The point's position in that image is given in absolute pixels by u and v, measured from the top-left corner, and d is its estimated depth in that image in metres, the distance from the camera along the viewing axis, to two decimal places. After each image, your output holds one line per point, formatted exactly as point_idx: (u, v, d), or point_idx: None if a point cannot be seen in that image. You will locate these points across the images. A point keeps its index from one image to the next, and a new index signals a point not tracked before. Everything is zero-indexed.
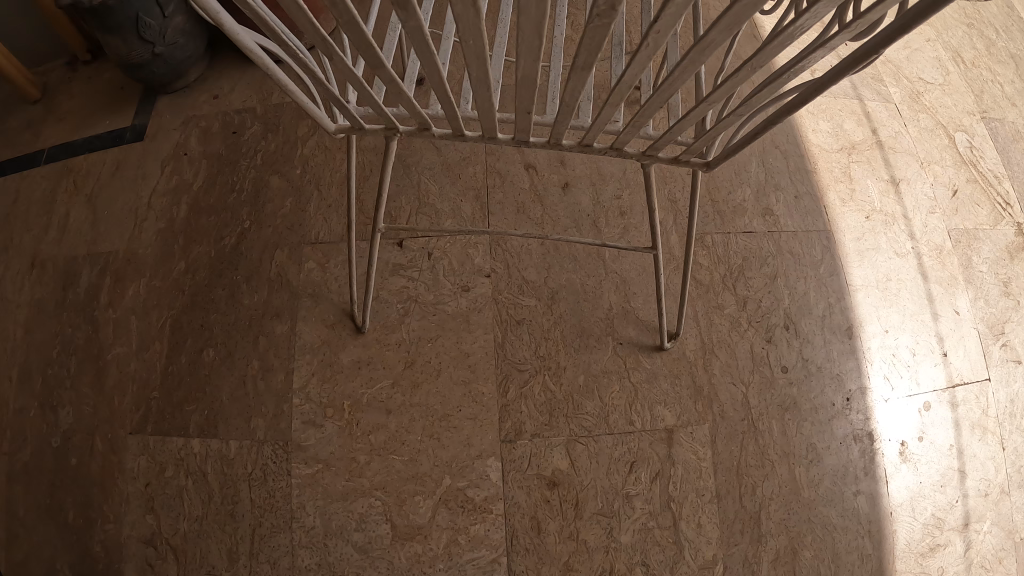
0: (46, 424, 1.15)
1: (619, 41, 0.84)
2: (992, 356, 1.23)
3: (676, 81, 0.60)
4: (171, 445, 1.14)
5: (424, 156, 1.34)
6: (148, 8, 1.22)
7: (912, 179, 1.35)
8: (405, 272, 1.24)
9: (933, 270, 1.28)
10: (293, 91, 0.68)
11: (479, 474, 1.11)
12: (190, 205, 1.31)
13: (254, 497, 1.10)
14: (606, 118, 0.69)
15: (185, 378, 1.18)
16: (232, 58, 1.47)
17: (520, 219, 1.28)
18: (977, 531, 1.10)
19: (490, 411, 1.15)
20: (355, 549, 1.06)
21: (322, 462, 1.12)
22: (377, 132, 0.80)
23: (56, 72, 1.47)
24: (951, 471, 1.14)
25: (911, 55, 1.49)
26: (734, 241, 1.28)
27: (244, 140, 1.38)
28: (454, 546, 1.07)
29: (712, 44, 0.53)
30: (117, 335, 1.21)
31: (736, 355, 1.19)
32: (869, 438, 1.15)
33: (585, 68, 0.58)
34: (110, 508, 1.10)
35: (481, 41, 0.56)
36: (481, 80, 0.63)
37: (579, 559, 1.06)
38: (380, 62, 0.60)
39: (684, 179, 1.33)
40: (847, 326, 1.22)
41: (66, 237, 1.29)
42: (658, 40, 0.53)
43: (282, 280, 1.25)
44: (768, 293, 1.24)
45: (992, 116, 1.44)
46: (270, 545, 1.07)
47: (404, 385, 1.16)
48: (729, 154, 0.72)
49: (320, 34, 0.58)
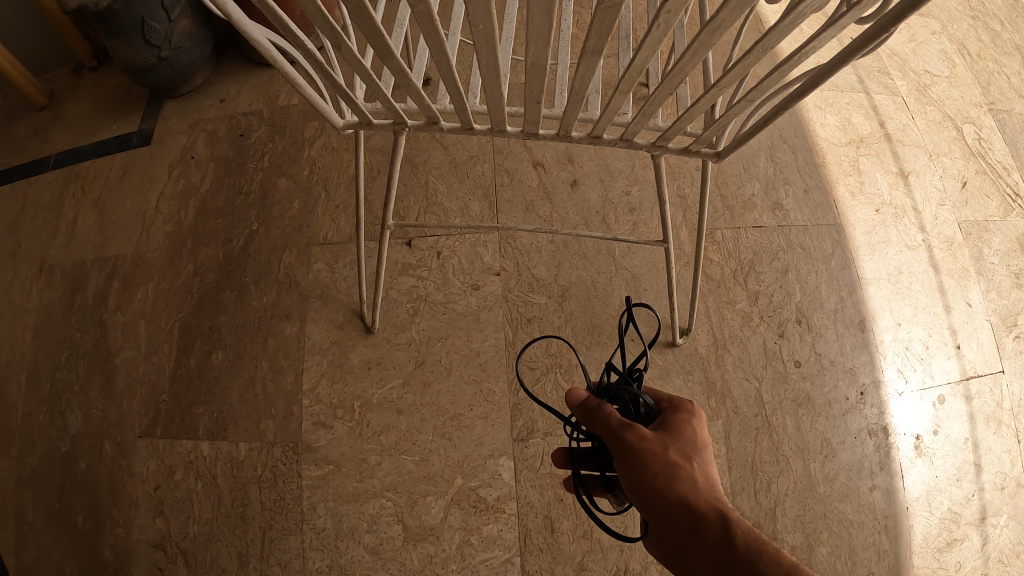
0: (55, 429, 1.15)
1: (627, 34, 0.83)
2: (1005, 349, 1.22)
3: (687, 65, 0.59)
4: (181, 448, 1.13)
5: (432, 155, 1.34)
6: (153, 12, 1.21)
7: (922, 171, 1.35)
8: (414, 272, 1.24)
9: (944, 263, 1.27)
10: (302, 86, 0.66)
11: (492, 473, 1.10)
12: (198, 208, 1.31)
13: (264, 499, 1.09)
14: (616, 108, 0.68)
15: (194, 381, 1.17)
16: (238, 62, 1.47)
17: (529, 217, 1.28)
18: (993, 525, 1.09)
19: (502, 410, 1.14)
20: (366, 551, 1.05)
21: (332, 463, 1.11)
22: (386, 127, 0.78)
23: (63, 79, 1.47)
24: (966, 465, 1.13)
25: (916, 48, 1.49)
26: (744, 236, 1.28)
27: (251, 142, 1.38)
28: (467, 547, 1.06)
29: (724, 24, 0.52)
30: (126, 339, 1.21)
31: (749, 350, 1.18)
32: (883, 432, 1.14)
33: (596, 53, 0.58)
34: (120, 512, 1.09)
35: (490, 26, 0.55)
36: (490, 70, 0.62)
37: (593, 559, 1.05)
38: (389, 51, 0.59)
39: (692, 173, 1.33)
40: (859, 319, 1.21)
41: (74, 242, 1.29)
42: (667, 21, 0.52)
43: (290, 281, 1.25)
44: (779, 287, 1.23)
45: (1000, 107, 1.44)
46: (280, 549, 1.06)
47: (414, 385, 1.16)
48: (740, 142, 0.70)
49: (330, 23, 0.57)
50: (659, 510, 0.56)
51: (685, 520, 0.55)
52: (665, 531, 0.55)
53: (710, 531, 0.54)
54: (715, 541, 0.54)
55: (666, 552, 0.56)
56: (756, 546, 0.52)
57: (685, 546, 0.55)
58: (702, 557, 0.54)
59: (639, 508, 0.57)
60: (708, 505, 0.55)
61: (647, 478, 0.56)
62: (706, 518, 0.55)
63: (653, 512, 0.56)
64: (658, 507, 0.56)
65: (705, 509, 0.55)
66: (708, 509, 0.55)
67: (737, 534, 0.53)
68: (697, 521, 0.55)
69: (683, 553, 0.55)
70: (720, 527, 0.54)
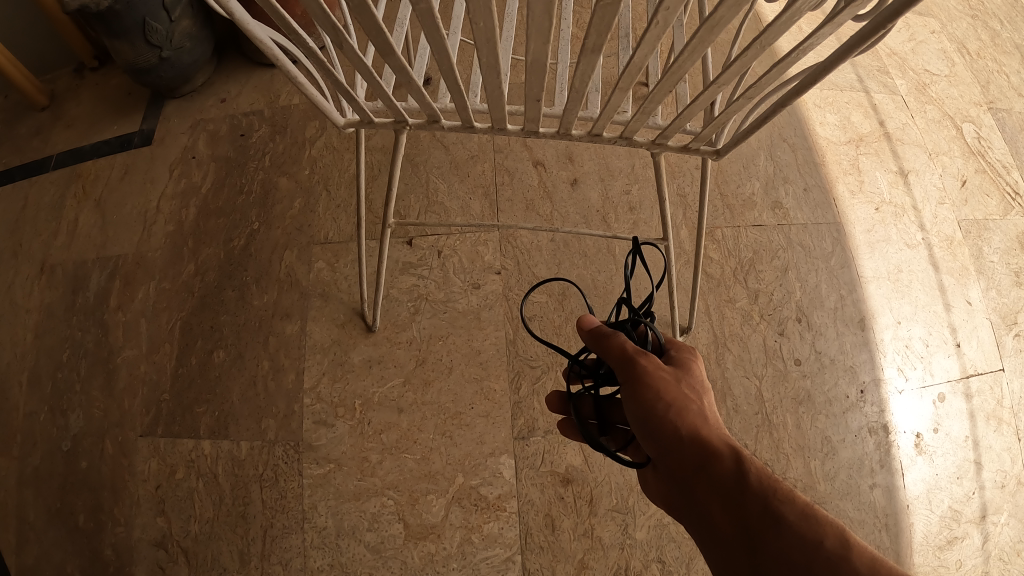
0: (57, 429, 1.15)
1: (627, 32, 0.84)
2: (1005, 347, 1.22)
3: (685, 62, 0.59)
4: (182, 447, 1.13)
5: (433, 155, 1.34)
6: (154, 12, 1.21)
7: (921, 170, 1.35)
8: (415, 270, 1.24)
9: (944, 262, 1.27)
10: (303, 84, 0.66)
11: (493, 471, 1.10)
12: (199, 208, 1.32)
13: (265, 497, 1.09)
14: (616, 105, 0.69)
15: (196, 380, 1.18)
16: (238, 62, 1.48)
17: (529, 215, 1.28)
18: (994, 523, 1.09)
19: (503, 408, 1.15)
20: (367, 549, 1.05)
21: (333, 461, 1.11)
22: (387, 125, 0.78)
23: (64, 79, 1.47)
24: (966, 463, 1.13)
25: (916, 47, 1.49)
26: (744, 235, 1.28)
27: (252, 142, 1.38)
28: (468, 545, 1.06)
29: (722, 21, 0.53)
30: (127, 338, 1.21)
31: (749, 348, 1.19)
32: (884, 430, 1.14)
33: (596, 50, 0.58)
34: (121, 511, 1.09)
35: (491, 23, 0.55)
36: (491, 68, 0.62)
37: (594, 557, 1.05)
38: (390, 48, 0.59)
39: (692, 172, 1.33)
40: (859, 318, 1.22)
41: (75, 242, 1.29)
42: (666, 18, 0.53)
43: (291, 280, 1.25)
44: (779, 286, 1.24)
45: (999, 106, 1.44)
46: (281, 547, 1.06)
47: (415, 383, 1.16)
48: (739, 139, 0.70)
49: (332, 21, 0.57)
50: (665, 440, 0.53)
51: (694, 453, 0.52)
52: (671, 463, 0.53)
53: (719, 465, 0.50)
54: (725, 475, 0.50)
55: (673, 488, 0.53)
56: (769, 483, 0.48)
57: (693, 479, 0.51)
58: (711, 492, 0.50)
59: (645, 440, 0.55)
60: (719, 440, 0.52)
61: (653, 404, 0.54)
62: (717, 453, 0.51)
63: (658, 442, 0.54)
64: (664, 437, 0.53)
65: (715, 442, 0.52)
66: (717, 440, 0.52)
67: (748, 469, 0.49)
68: (705, 455, 0.51)
69: (690, 487, 0.52)
70: (733, 464, 0.50)
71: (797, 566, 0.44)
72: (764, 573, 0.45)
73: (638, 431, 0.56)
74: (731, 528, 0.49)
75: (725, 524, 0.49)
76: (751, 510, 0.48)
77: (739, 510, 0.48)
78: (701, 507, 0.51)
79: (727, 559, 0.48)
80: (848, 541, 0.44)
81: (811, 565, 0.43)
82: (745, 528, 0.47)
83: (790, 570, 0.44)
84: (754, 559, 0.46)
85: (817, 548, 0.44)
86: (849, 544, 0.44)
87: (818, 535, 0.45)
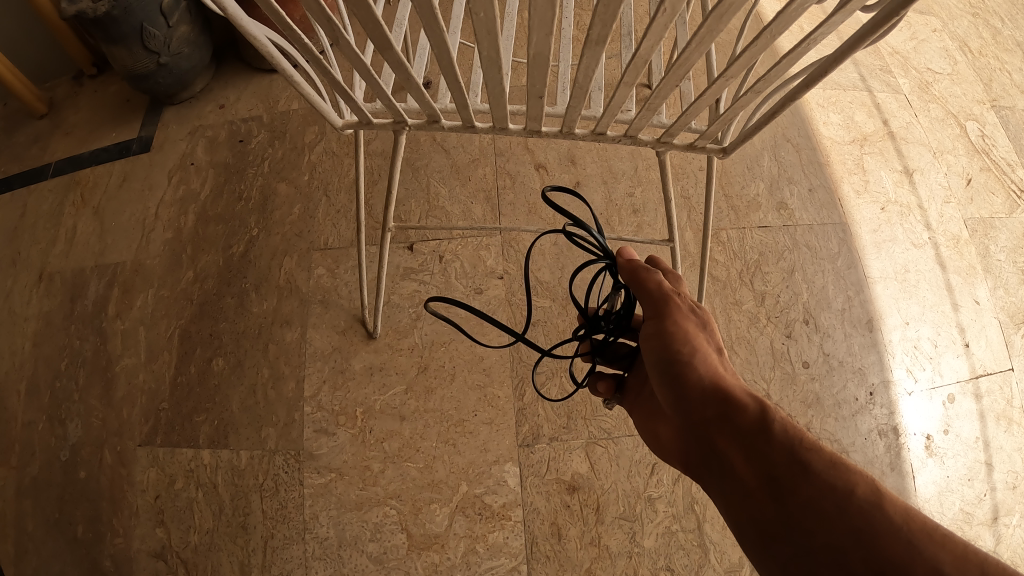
0: (55, 438, 1.13)
1: (629, 30, 0.82)
2: (1014, 345, 1.20)
3: (691, 55, 0.57)
4: (182, 457, 1.11)
5: (433, 159, 1.33)
6: (153, 18, 1.20)
7: (926, 169, 1.34)
8: (416, 276, 1.23)
9: (951, 261, 1.26)
10: (301, 86, 0.64)
11: (496, 480, 1.08)
12: (198, 215, 1.30)
13: (265, 508, 1.07)
14: (620, 102, 0.67)
15: (194, 389, 1.16)
16: (236, 67, 1.47)
17: (532, 218, 1.27)
18: (1006, 524, 1.07)
19: (507, 414, 1.13)
20: (370, 560, 1.03)
21: (334, 471, 1.09)
22: (386, 126, 0.76)
23: (63, 87, 1.46)
24: (977, 464, 1.11)
25: (918, 46, 1.49)
26: (749, 236, 1.26)
27: (251, 148, 1.37)
28: (472, 554, 1.04)
29: (729, 10, 0.50)
30: (125, 346, 1.19)
31: (757, 351, 1.17)
32: (894, 432, 1.12)
33: (600, 42, 0.56)
34: (120, 523, 1.07)
35: (492, 14, 0.53)
36: (492, 62, 0.60)
37: (601, 566, 1.03)
38: (389, 43, 0.57)
39: (695, 174, 1.33)
40: (867, 318, 1.20)
41: (73, 250, 1.28)
42: (673, 8, 0.50)
43: (291, 287, 1.24)
44: (785, 287, 1.22)
45: (1002, 104, 1.44)
46: (282, 558, 1.04)
47: (416, 391, 1.14)
48: (745, 136, 0.68)
49: (327, 15, 0.54)
50: (688, 390, 0.56)
51: (718, 404, 0.54)
52: (692, 411, 0.55)
53: (743, 414, 0.52)
54: (748, 423, 0.52)
55: (692, 439, 0.55)
56: (794, 431, 0.50)
57: (715, 428, 0.53)
58: (733, 442, 0.52)
59: (666, 390, 0.58)
60: (743, 394, 0.54)
61: (680, 351, 0.58)
62: (744, 404, 0.53)
63: (683, 385, 0.56)
64: (689, 389, 0.56)
65: (738, 394, 0.54)
66: (739, 391, 0.55)
67: (773, 418, 0.51)
68: (729, 405, 0.54)
69: (712, 435, 0.53)
70: (759, 414, 0.52)
71: (824, 510, 0.44)
72: (793, 516, 0.46)
73: (661, 368, 0.59)
74: (754, 477, 0.50)
75: (749, 471, 0.50)
76: (776, 455, 0.49)
77: (764, 461, 0.50)
78: (723, 457, 0.52)
79: (751, 507, 0.48)
80: (878, 491, 0.44)
81: (840, 509, 0.44)
82: (769, 473, 0.49)
83: (818, 515, 0.44)
84: (780, 504, 0.47)
85: (846, 493, 0.45)
86: (878, 492, 0.44)
87: (846, 481, 0.45)
